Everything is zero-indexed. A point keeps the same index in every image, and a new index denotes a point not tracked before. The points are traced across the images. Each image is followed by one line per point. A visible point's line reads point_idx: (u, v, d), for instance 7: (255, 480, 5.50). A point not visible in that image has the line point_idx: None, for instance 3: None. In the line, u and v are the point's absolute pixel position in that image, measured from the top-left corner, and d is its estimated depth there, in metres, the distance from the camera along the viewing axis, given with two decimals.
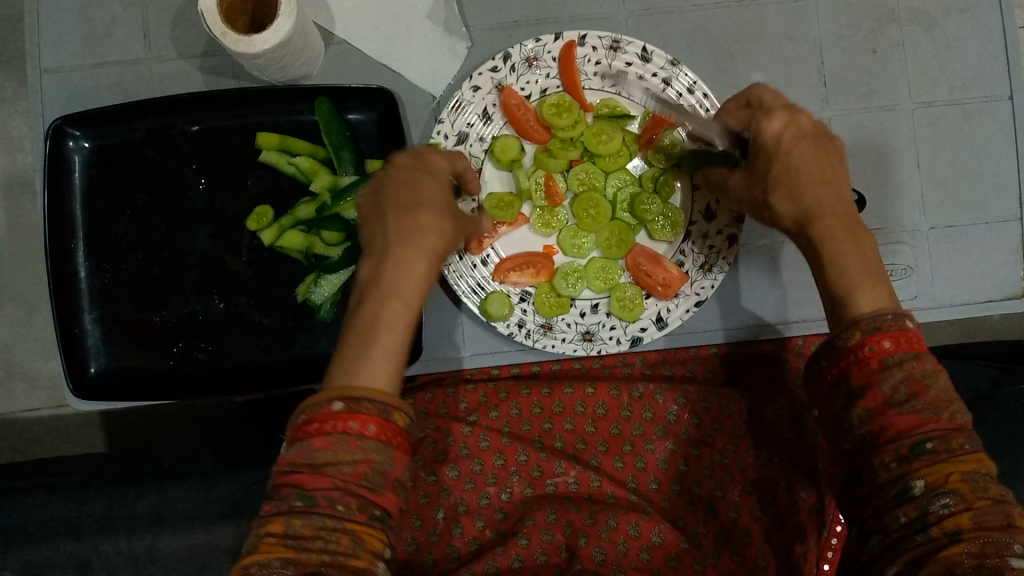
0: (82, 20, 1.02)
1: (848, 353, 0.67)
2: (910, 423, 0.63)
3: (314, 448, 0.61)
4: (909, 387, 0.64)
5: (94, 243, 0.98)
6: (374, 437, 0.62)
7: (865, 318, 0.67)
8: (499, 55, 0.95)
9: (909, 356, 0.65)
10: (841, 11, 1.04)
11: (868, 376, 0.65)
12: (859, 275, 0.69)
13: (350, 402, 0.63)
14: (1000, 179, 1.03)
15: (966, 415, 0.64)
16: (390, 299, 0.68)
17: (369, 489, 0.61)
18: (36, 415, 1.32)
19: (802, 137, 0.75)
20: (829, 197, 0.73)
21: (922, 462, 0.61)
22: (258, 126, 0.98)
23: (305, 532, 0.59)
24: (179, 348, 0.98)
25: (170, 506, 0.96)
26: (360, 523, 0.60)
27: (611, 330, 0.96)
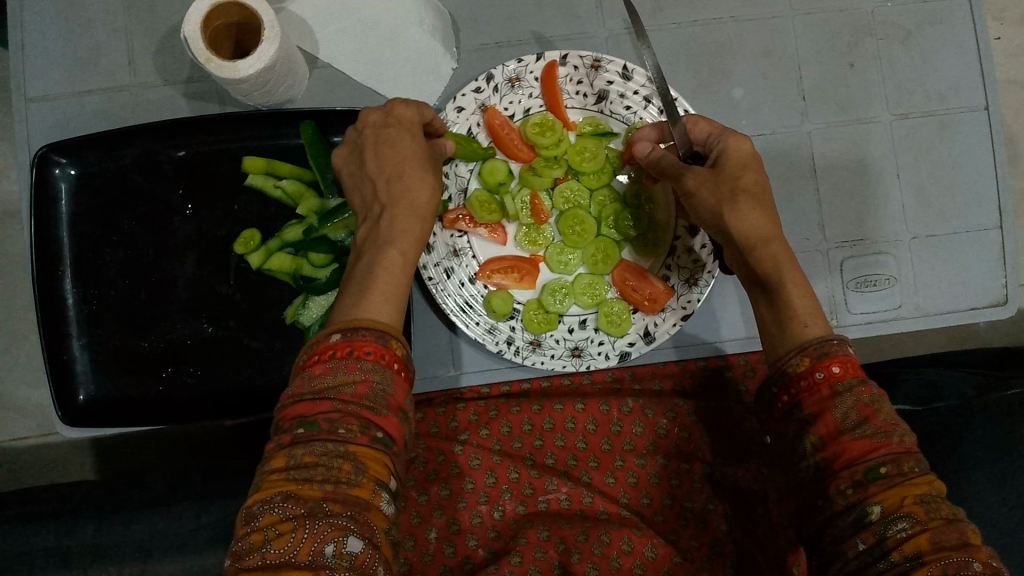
0: (67, 49, 1.02)
1: (797, 380, 0.70)
2: (865, 448, 0.64)
3: (315, 376, 0.64)
4: (859, 413, 0.66)
5: (81, 269, 0.98)
6: (372, 360, 0.66)
7: (812, 344, 0.70)
8: (482, 76, 0.96)
9: (858, 382, 0.67)
10: (819, 26, 1.05)
11: (821, 403, 0.68)
12: (797, 287, 0.74)
13: (348, 333, 0.67)
14: (978, 188, 1.03)
15: (914, 439, 0.65)
16: (400, 259, 0.75)
17: (370, 409, 0.63)
18: (24, 444, 1.37)
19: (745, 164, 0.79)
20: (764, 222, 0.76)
21: (876, 487, 0.63)
22: (244, 151, 0.99)
23: (307, 460, 0.60)
24: (168, 373, 0.98)
25: (160, 533, 0.99)
26: (361, 445, 0.62)
27: (599, 345, 0.97)
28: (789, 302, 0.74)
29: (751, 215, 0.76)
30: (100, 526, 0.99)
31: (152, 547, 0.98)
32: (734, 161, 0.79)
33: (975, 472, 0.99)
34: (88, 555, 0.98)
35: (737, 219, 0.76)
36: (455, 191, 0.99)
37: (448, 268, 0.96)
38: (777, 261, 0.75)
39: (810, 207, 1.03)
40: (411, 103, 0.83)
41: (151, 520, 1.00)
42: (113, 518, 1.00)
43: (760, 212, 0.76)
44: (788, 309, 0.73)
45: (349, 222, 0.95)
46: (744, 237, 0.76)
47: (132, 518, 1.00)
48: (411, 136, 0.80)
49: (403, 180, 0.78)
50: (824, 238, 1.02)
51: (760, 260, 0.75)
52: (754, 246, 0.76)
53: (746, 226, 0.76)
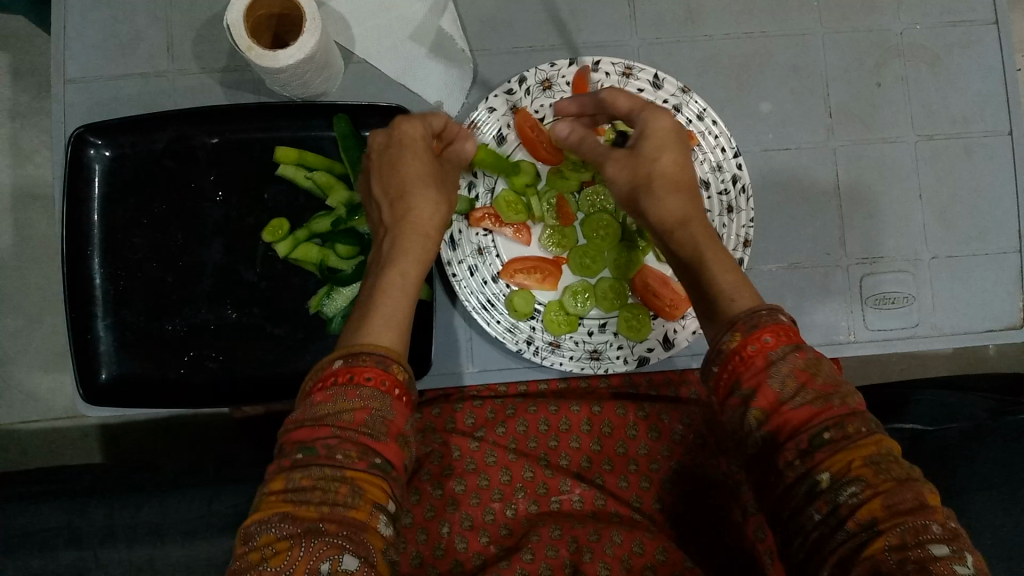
0: (108, 33, 1.04)
1: (733, 356, 0.68)
2: (806, 415, 0.62)
3: (316, 403, 0.64)
4: (796, 379, 0.64)
5: (110, 250, 0.99)
6: (373, 386, 0.65)
7: (742, 316, 0.68)
8: (514, 78, 0.98)
9: (791, 349, 0.65)
10: (847, 45, 1.06)
11: (757, 376, 0.65)
12: (720, 265, 0.73)
13: (349, 358, 0.66)
14: (999, 212, 1.04)
15: (859, 399, 0.64)
16: (404, 284, 0.75)
17: (369, 436, 0.62)
18: (32, 428, 1.39)
19: (664, 147, 0.83)
20: (683, 206, 0.79)
21: (822, 453, 0.60)
22: (277, 141, 1.00)
23: (305, 484, 0.59)
24: (190, 357, 0.99)
25: (172, 517, 1.00)
26: (359, 471, 0.60)
27: (618, 349, 0.98)
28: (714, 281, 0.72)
29: (672, 201, 0.80)
30: (113, 507, 1.00)
31: (164, 528, 0.99)
32: (653, 138, 0.84)
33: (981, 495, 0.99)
34: (99, 535, 0.98)
35: (653, 206, 0.80)
36: (483, 192, 1.00)
37: (472, 266, 0.97)
38: (695, 237, 0.76)
39: (832, 223, 1.04)
40: (416, 118, 0.86)
41: (163, 503, 1.01)
42: (126, 499, 1.01)
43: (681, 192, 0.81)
44: (715, 288, 0.72)
45: None
46: (663, 224, 0.79)
47: (145, 499, 1.01)
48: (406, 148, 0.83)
49: (405, 199, 0.81)
50: (845, 254, 1.03)
51: (680, 244, 0.77)
52: (676, 229, 0.78)
53: (669, 213, 0.79)
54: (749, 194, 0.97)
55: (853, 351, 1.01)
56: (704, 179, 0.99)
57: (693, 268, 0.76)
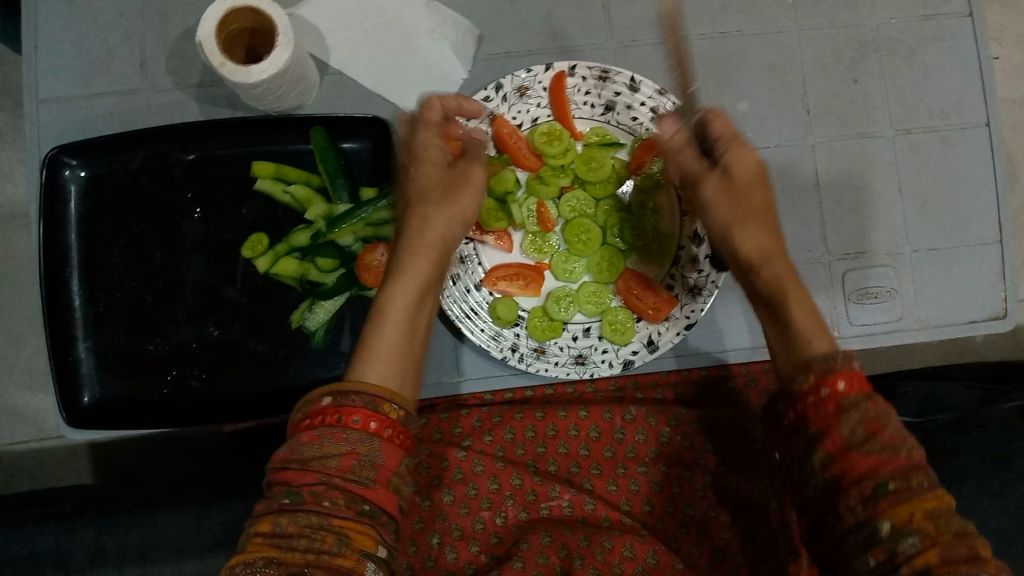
0: (79, 52, 1.03)
1: (803, 399, 0.68)
2: (872, 464, 0.62)
3: (302, 444, 0.64)
4: (867, 428, 0.64)
5: (88, 271, 0.98)
6: (361, 429, 0.65)
7: (817, 361, 0.69)
8: (491, 85, 0.97)
9: (864, 398, 0.65)
10: (824, 41, 1.06)
11: (827, 418, 0.65)
12: (800, 303, 0.77)
13: (338, 397, 0.66)
14: (979, 204, 1.05)
15: (921, 453, 0.64)
16: (405, 310, 0.77)
17: (356, 483, 0.63)
18: (19, 450, 1.38)
19: (754, 181, 0.85)
20: (768, 243, 0.82)
21: (886, 503, 0.60)
22: (254, 156, 0.99)
23: (290, 531, 0.60)
24: (173, 376, 0.98)
25: (161, 537, 1.00)
26: (346, 518, 0.62)
27: (603, 353, 0.97)
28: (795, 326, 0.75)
29: (756, 236, 0.83)
30: (101, 530, 1.00)
31: (154, 550, 0.98)
32: (745, 176, 0.84)
33: (969, 487, 0.99)
34: (88, 559, 0.98)
35: (742, 238, 0.83)
36: None
37: (454, 274, 0.97)
38: (779, 274, 0.80)
39: (813, 219, 1.04)
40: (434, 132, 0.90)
41: (152, 524, 1.00)
42: (114, 522, 1.00)
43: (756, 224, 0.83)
44: (795, 330, 0.75)
45: (356, 228, 0.96)
46: (749, 258, 0.82)
47: (134, 520, 1.01)
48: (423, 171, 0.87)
49: (423, 220, 0.83)
50: (826, 250, 1.03)
51: (765, 280, 0.80)
52: (756, 265, 0.82)
53: (749, 249, 0.82)
54: None
55: (836, 346, 1.01)
56: None
57: (773, 304, 0.79)
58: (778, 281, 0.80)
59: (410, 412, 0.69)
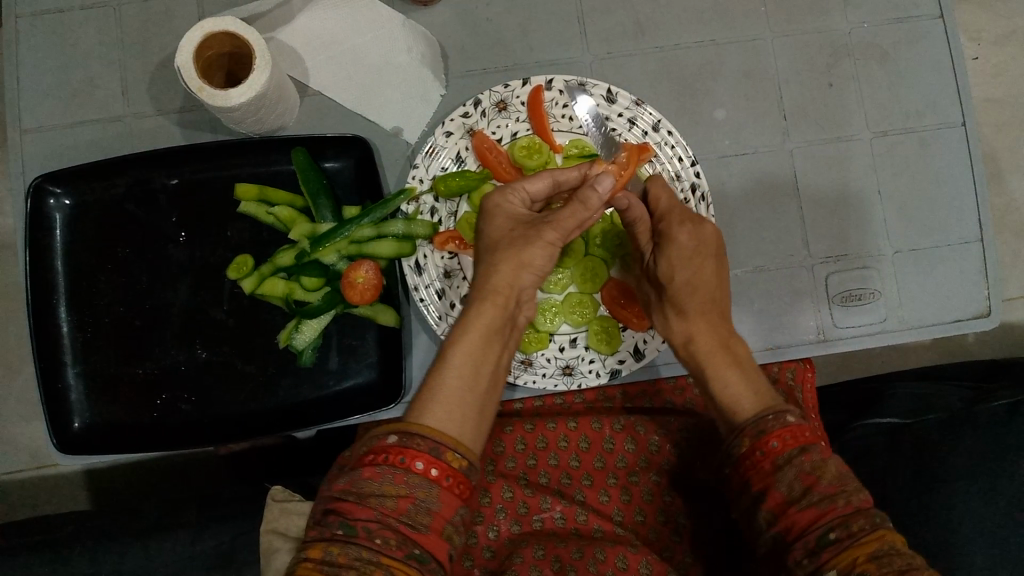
0: (61, 82, 1.04)
1: (744, 460, 0.75)
2: (811, 516, 0.68)
3: (363, 478, 0.67)
4: (803, 482, 0.70)
5: (74, 298, 0.99)
6: (423, 474, 0.67)
7: (750, 425, 0.76)
8: (469, 101, 0.99)
9: (796, 453, 0.72)
10: (798, 48, 1.07)
11: (766, 480, 0.73)
12: (729, 377, 0.82)
13: (404, 437, 0.69)
14: (958, 203, 1.06)
15: (864, 497, 0.69)
16: (466, 364, 0.77)
17: (409, 525, 0.65)
18: (17, 477, 1.39)
19: (686, 256, 0.88)
20: (702, 318, 0.86)
21: (829, 553, 0.66)
22: (237, 179, 1.00)
23: (341, 561, 0.63)
24: (163, 400, 0.98)
25: (156, 562, 1.01)
26: (395, 559, 0.64)
27: (589, 363, 0.98)
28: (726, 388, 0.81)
29: (694, 314, 0.87)
30: (96, 555, 1.01)
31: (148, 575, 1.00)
32: (680, 258, 0.88)
33: (962, 485, 0.99)
34: None
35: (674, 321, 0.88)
36: (445, 215, 1.00)
37: (439, 289, 0.98)
38: (712, 347, 0.85)
39: (793, 223, 1.05)
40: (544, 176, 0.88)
41: (145, 549, 1.01)
42: (107, 548, 1.02)
43: (701, 321, 0.86)
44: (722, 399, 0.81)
45: (339, 246, 0.98)
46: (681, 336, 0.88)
47: (128, 546, 1.02)
48: (541, 230, 0.83)
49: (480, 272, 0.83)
50: (808, 254, 1.04)
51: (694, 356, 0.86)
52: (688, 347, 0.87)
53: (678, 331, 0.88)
54: (709, 201, 0.97)
55: (824, 349, 1.02)
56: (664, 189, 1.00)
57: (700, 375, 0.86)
58: (709, 356, 0.84)
59: (473, 464, 0.71)
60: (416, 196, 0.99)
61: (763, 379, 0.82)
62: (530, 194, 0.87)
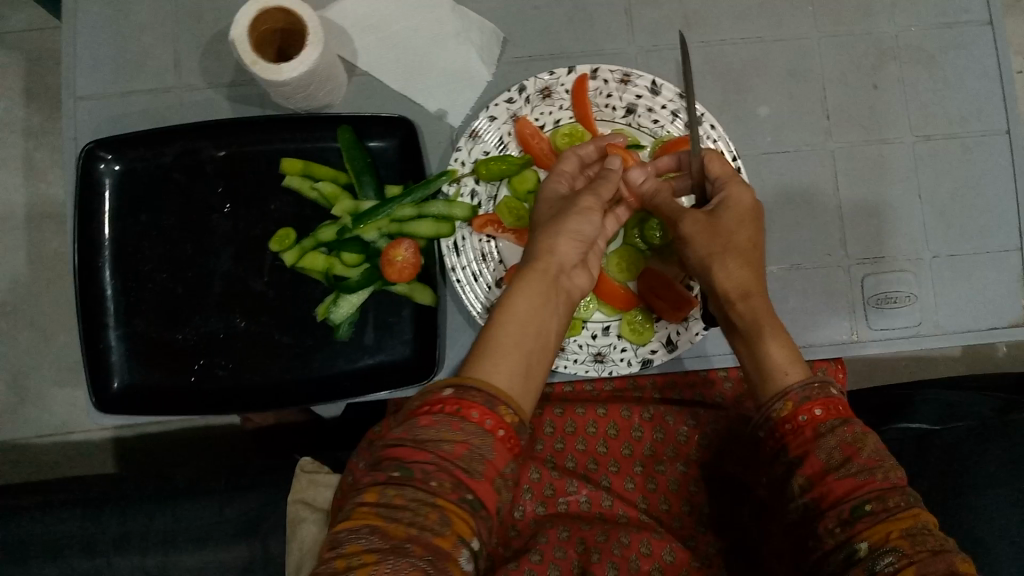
0: (116, 51, 1.06)
1: (782, 424, 0.75)
2: (848, 486, 0.68)
3: (420, 426, 0.67)
4: (842, 452, 0.70)
5: (119, 262, 1.01)
6: (477, 423, 0.68)
7: (796, 389, 0.75)
8: (514, 87, 1.00)
9: (840, 423, 0.72)
10: (843, 49, 1.07)
11: (804, 445, 0.72)
12: (774, 333, 0.80)
13: (459, 389, 0.70)
14: (998, 211, 1.05)
15: (899, 473, 0.69)
16: (523, 325, 0.80)
17: (465, 470, 0.65)
18: (63, 437, 1.46)
19: (741, 219, 0.87)
20: (751, 276, 0.84)
21: (863, 524, 0.66)
22: (282, 152, 1.02)
23: (397, 501, 0.62)
24: (200, 365, 1.00)
25: (183, 525, 1.04)
26: (451, 501, 0.63)
27: (622, 352, 0.98)
28: (769, 351, 0.79)
29: (736, 269, 0.84)
30: (128, 514, 1.04)
31: (178, 539, 1.03)
32: (734, 214, 0.87)
33: (986, 492, 0.99)
34: (114, 544, 1.03)
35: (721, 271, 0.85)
36: (484, 199, 1.02)
37: (475, 272, 0.99)
38: (756, 308, 0.82)
39: (831, 223, 1.05)
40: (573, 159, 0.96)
41: (176, 511, 1.04)
42: (138, 508, 1.04)
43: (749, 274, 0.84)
44: (768, 365, 0.79)
45: (382, 224, 1.00)
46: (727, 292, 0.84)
47: (158, 507, 1.04)
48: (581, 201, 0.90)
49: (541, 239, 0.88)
50: (845, 254, 1.04)
51: (741, 313, 0.83)
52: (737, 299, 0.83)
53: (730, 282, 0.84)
54: None
55: (856, 350, 1.02)
56: None
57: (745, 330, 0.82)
58: (757, 309, 0.82)
59: (523, 421, 0.72)
60: (457, 179, 1.00)
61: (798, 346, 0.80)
62: (568, 173, 0.95)
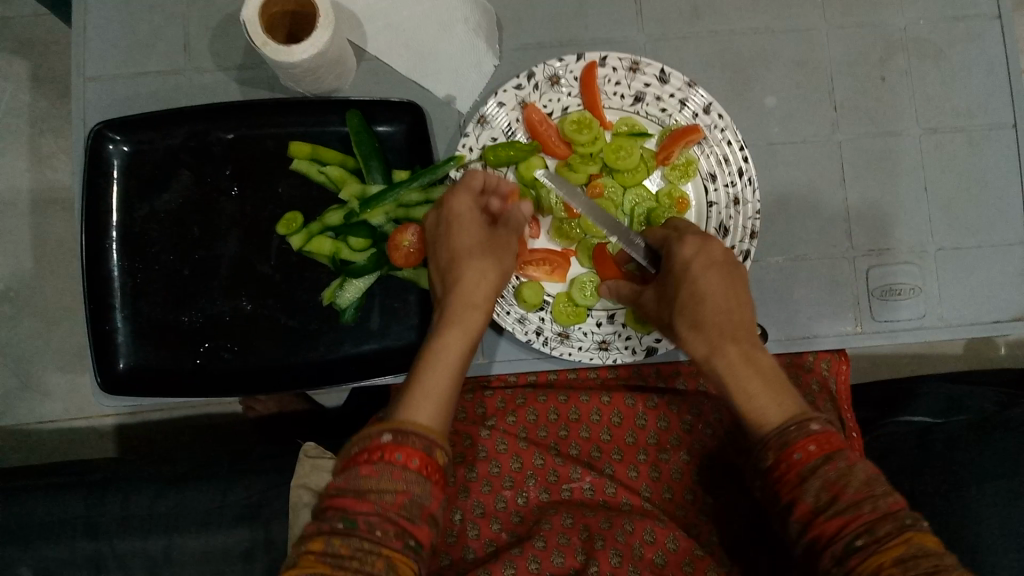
0: (126, 32, 1.06)
1: (772, 470, 0.74)
2: (838, 524, 0.69)
3: (360, 475, 0.70)
4: (829, 491, 0.70)
5: (126, 244, 1.01)
6: (413, 470, 0.71)
7: (774, 436, 0.75)
8: (523, 73, 1.00)
9: (821, 461, 0.71)
10: (852, 41, 1.07)
11: (792, 490, 0.72)
12: (755, 380, 0.78)
13: (398, 435, 0.72)
14: (1003, 204, 1.05)
15: (891, 501, 0.69)
16: (445, 366, 0.81)
17: (406, 518, 0.69)
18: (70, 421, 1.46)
19: (710, 265, 0.84)
20: (729, 319, 0.81)
21: (856, 559, 0.67)
22: (291, 136, 1.02)
23: (343, 551, 0.66)
24: (206, 347, 1.00)
25: (186, 510, 1.04)
26: (394, 548, 0.67)
27: (626, 340, 0.98)
28: (748, 392, 0.78)
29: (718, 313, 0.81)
30: (131, 496, 1.04)
31: (181, 519, 1.03)
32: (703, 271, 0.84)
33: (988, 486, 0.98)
34: (116, 526, 1.03)
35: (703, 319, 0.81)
36: None
37: None
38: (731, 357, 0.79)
39: (837, 215, 1.05)
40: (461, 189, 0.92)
41: (179, 494, 1.04)
42: (142, 490, 1.05)
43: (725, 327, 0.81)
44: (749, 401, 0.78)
45: (388, 209, 1.00)
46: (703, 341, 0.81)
47: (161, 490, 1.05)
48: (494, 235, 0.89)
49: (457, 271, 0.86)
50: (850, 246, 1.04)
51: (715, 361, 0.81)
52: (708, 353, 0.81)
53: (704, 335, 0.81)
54: (755, 185, 0.98)
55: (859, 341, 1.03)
56: (711, 172, 1.00)
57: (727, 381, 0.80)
58: (736, 363, 0.79)
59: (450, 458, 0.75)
60: (465, 164, 1.00)
61: (785, 384, 0.79)
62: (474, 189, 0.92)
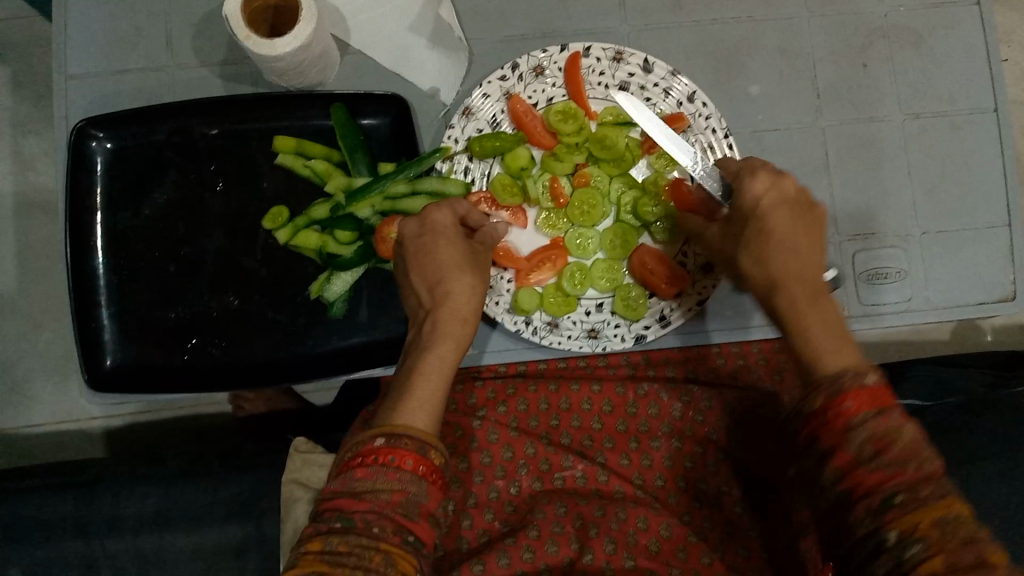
0: (107, 30, 1.06)
1: (816, 414, 0.66)
2: (878, 478, 0.62)
3: (356, 478, 0.69)
4: (875, 444, 0.63)
5: (111, 241, 1.01)
6: (410, 471, 0.70)
7: (827, 381, 0.66)
8: (508, 65, 1.00)
9: (873, 414, 0.64)
10: (833, 28, 1.08)
11: (836, 436, 0.64)
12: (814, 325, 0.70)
13: (391, 438, 0.72)
14: (986, 188, 1.06)
15: (936, 462, 0.63)
16: (437, 376, 0.79)
17: (404, 515, 0.69)
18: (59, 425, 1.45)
19: (779, 202, 0.77)
20: (798, 262, 0.73)
21: (892, 513, 0.61)
22: (276, 131, 1.02)
23: (342, 549, 0.66)
24: (193, 344, 1.00)
25: (175, 507, 1.03)
26: (394, 544, 0.67)
27: (615, 328, 0.99)
28: (810, 337, 0.69)
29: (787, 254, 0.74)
30: (120, 495, 1.04)
31: (171, 517, 1.03)
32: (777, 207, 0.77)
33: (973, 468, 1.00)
34: (106, 525, 1.02)
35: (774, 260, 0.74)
36: (478, 176, 1.02)
37: None
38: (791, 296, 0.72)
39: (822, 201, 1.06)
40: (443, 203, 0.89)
41: (168, 492, 1.04)
42: (131, 489, 1.04)
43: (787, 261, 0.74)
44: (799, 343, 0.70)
45: (374, 201, 0.99)
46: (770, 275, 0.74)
47: (151, 488, 1.04)
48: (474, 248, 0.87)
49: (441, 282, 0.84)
50: (835, 230, 1.05)
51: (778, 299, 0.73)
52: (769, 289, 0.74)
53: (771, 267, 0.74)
54: None
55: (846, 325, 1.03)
56: None
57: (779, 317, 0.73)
58: (790, 301, 0.72)
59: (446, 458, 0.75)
60: (451, 155, 1.01)
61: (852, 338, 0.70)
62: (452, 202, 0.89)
